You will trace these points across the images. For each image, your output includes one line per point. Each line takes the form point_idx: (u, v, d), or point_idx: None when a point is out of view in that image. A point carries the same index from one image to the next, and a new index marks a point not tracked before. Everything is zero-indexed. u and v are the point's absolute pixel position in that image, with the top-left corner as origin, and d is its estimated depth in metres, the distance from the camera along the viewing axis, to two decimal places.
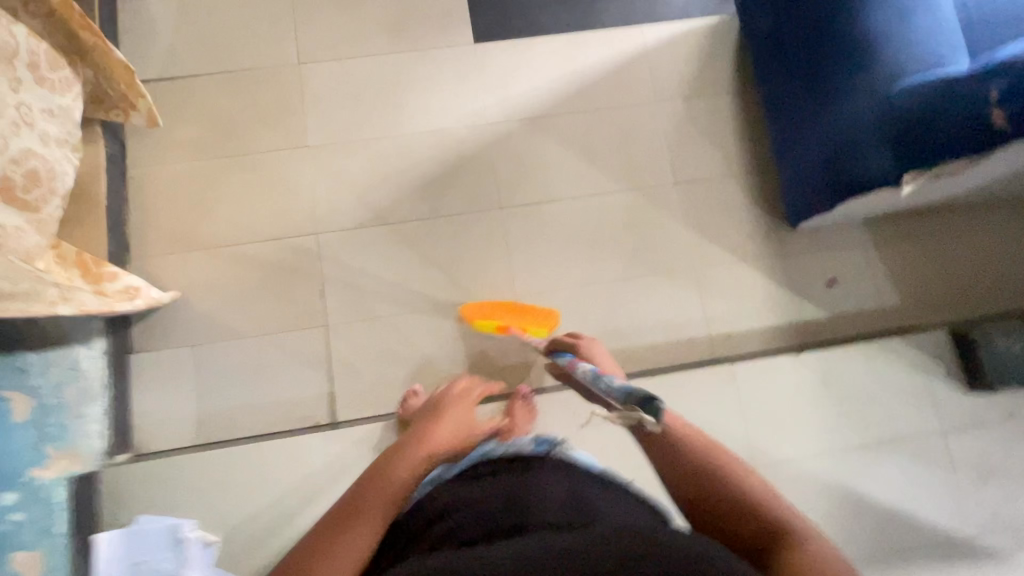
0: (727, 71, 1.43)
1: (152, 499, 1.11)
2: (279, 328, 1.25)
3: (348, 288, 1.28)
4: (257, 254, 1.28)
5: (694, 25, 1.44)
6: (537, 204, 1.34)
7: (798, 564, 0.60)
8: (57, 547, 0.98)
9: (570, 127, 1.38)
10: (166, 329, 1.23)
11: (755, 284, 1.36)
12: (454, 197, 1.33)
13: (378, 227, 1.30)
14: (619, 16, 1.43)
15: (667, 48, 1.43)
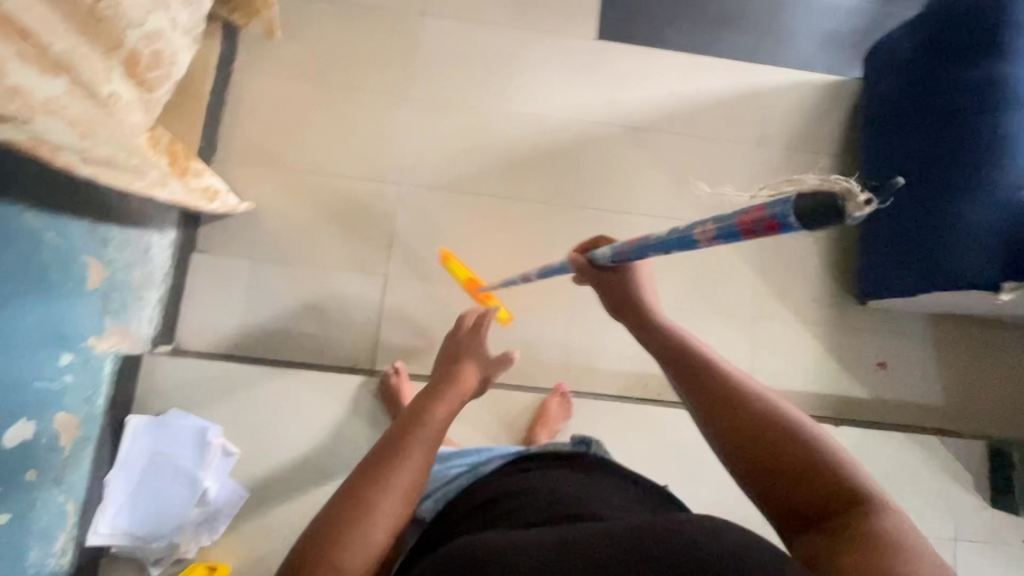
0: (833, 132, 1.42)
1: (183, 396, 1.12)
2: (340, 265, 1.26)
3: (417, 245, 1.28)
4: (339, 189, 1.29)
5: (817, 79, 1.43)
6: (619, 213, 1.34)
7: (877, 532, 0.53)
8: (91, 418, 0.97)
9: (669, 145, 1.37)
10: (232, 237, 1.24)
11: (809, 347, 1.35)
12: (539, 183, 1.32)
13: (459, 193, 1.30)
14: (742, 50, 1.42)
15: (780, 94, 1.41)
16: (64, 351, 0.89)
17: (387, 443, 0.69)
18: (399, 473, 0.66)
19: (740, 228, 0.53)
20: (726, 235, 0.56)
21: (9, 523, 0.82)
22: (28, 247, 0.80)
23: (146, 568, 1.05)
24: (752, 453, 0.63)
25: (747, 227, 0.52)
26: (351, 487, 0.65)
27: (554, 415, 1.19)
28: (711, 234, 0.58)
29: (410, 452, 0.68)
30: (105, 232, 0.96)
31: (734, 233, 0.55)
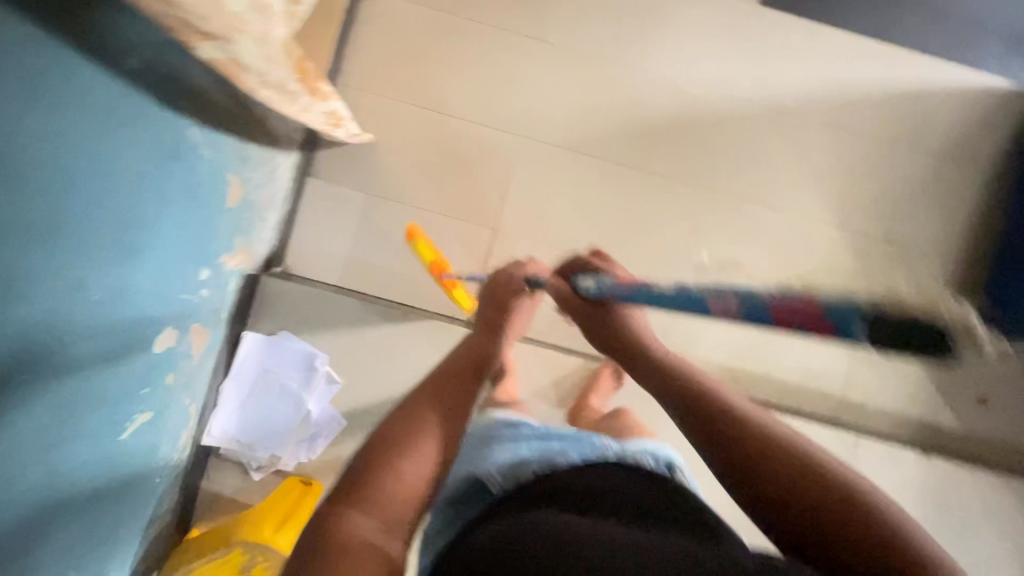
0: (995, 146, 1.30)
1: (293, 320, 1.15)
2: (453, 211, 1.24)
3: (531, 204, 1.25)
4: (460, 133, 1.24)
5: (987, 87, 1.29)
6: (742, 201, 1.29)
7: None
8: (217, 329, 1.00)
9: (808, 136, 1.30)
10: (348, 167, 1.22)
11: (911, 370, 1.30)
12: (666, 158, 1.28)
13: (583, 155, 1.26)
14: (912, 41, 1.30)
15: (944, 96, 1.30)
16: (203, 268, 0.91)
17: (420, 393, 0.73)
18: (430, 422, 0.69)
19: (774, 314, 0.45)
20: (752, 317, 0.47)
21: (152, 418, 0.88)
22: (190, 160, 0.79)
23: (248, 474, 1.11)
24: (758, 484, 0.60)
25: (787, 319, 0.43)
26: (387, 428, 0.67)
27: (604, 390, 1.17)
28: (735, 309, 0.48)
29: (442, 402, 0.72)
30: (249, 150, 0.94)
31: (761, 315, 0.46)
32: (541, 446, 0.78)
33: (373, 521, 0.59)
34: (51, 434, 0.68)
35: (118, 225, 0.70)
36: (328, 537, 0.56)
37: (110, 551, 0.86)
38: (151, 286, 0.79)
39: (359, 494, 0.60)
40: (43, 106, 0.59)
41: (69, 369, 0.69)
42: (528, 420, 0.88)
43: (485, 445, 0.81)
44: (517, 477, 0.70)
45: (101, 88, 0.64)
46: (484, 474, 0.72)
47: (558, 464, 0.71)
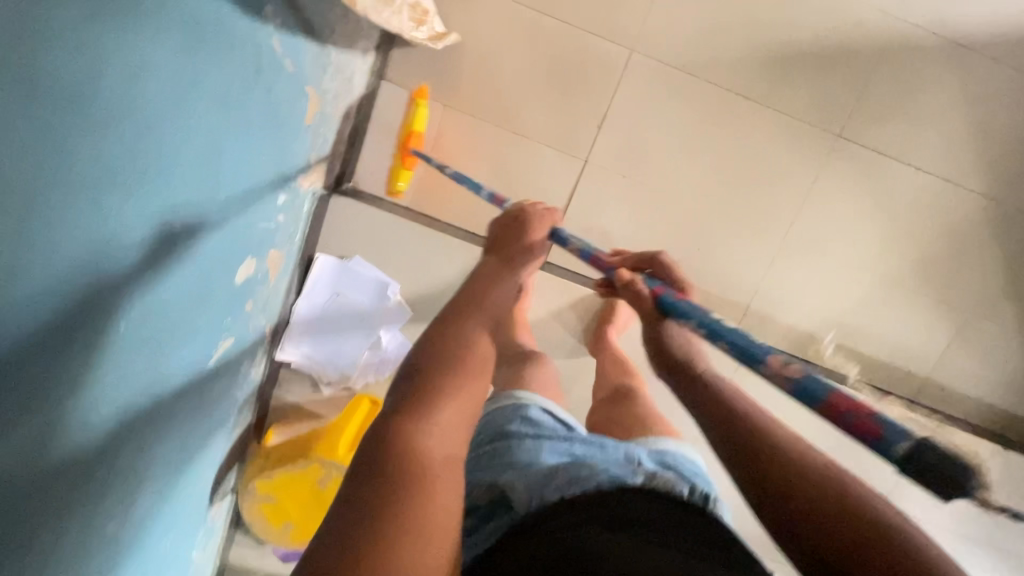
0: None
1: (362, 241, 1.09)
2: (541, 135, 1.10)
3: (631, 136, 1.10)
4: (560, 43, 1.06)
5: None
6: (878, 155, 1.11)
7: None
8: (291, 254, 0.96)
9: (977, 82, 1.09)
10: (428, 71, 1.07)
11: (1013, 362, 1.20)
12: (801, 94, 1.08)
13: (702, 81, 1.08)
14: None
15: None
16: (281, 192, 0.84)
17: (449, 318, 0.62)
18: (468, 358, 0.58)
19: (830, 402, 0.47)
20: (808, 396, 0.49)
21: (232, 343, 0.88)
22: (272, 79, 0.68)
23: (318, 389, 1.13)
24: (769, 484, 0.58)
25: (835, 410, 0.46)
26: (420, 356, 0.58)
27: (624, 316, 1.08)
28: (790, 380, 0.50)
29: (475, 333, 0.61)
30: (329, 58, 0.81)
31: (815, 398, 0.48)
32: (564, 453, 0.67)
33: (436, 450, 0.51)
34: (145, 372, 0.66)
35: (201, 157, 0.61)
36: (382, 464, 0.49)
37: (197, 459, 0.91)
38: (232, 218, 0.73)
39: (405, 426, 0.51)
40: (143, 23, 0.46)
41: (162, 308, 0.65)
42: (550, 416, 0.76)
43: (500, 447, 0.69)
44: (542, 493, 0.58)
45: (194, 2, 0.51)
46: (504, 481, 0.62)
47: (588, 478, 0.58)
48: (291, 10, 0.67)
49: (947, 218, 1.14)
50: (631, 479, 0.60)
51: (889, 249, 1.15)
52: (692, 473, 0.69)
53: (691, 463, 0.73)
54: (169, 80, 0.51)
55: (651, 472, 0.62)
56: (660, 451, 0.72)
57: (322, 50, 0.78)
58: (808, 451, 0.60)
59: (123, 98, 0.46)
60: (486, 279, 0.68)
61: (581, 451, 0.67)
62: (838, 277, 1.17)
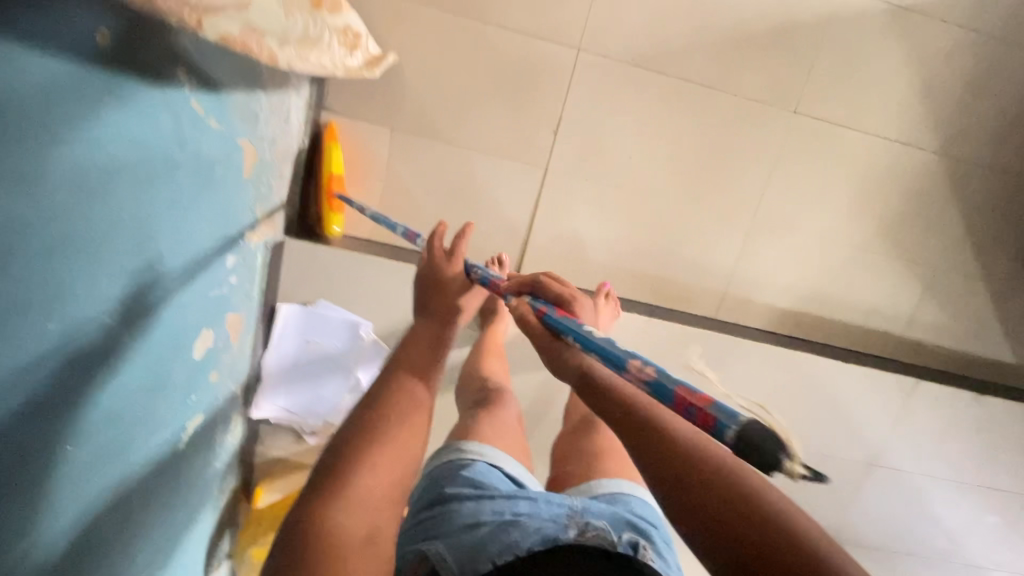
0: None
1: (322, 282, 1.03)
2: (495, 146, 1.06)
3: (590, 136, 1.07)
4: (505, 49, 1.01)
5: None
6: (833, 125, 1.11)
7: None
8: (251, 311, 0.90)
9: (922, 42, 1.09)
10: (368, 96, 1.01)
11: (979, 307, 1.24)
12: (752, 73, 1.07)
13: (652, 73, 1.05)
14: None
15: None
16: (228, 253, 0.77)
17: (386, 384, 0.62)
18: (402, 404, 0.60)
19: (676, 399, 0.47)
20: (658, 390, 0.49)
21: (202, 419, 0.83)
22: (200, 145, 0.62)
23: (303, 439, 1.08)
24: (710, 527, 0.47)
25: (681, 404, 0.46)
26: (351, 430, 0.57)
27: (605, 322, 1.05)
28: (642, 380, 0.50)
29: (406, 382, 0.62)
30: (259, 102, 0.75)
31: (666, 395, 0.48)
32: (508, 510, 0.70)
33: (355, 531, 0.50)
34: (103, 480, 0.60)
35: (135, 249, 0.55)
36: (295, 551, 0.47)
37: (182, 542, 0.86)
38: (185, 298, 0.68)
39: (325, 498, 0.50)
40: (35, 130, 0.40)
41: (116, 413, 0.59)
42: (497, 472, 0.78)
43: (441, 510, 0.72)
44: (474, 564, 0.63)
45: (96, 89, 0.45)
46: (433, 551, 0.65)
47: (520, 544, 0.64)
48: (210, 65, 0.61)
49: (908, 177, 1.15)
50: (563, 536, 0.66)
51: (856, 216, 1.16)
52: (638, 524, 0.74)
53: (645, 510, 0.79)
54: (82, 182, 0.45)
55: (580, 525, 0.68)
56: (611, 495, 0.80)
57: (250, 96, 0.72)
58: (717, 455, 0.46)
59: (23, 218, 0.40)
60: (426, 340, 0.68)
61: (526, 510, 0.71)
62: (806, 250, 1.17)
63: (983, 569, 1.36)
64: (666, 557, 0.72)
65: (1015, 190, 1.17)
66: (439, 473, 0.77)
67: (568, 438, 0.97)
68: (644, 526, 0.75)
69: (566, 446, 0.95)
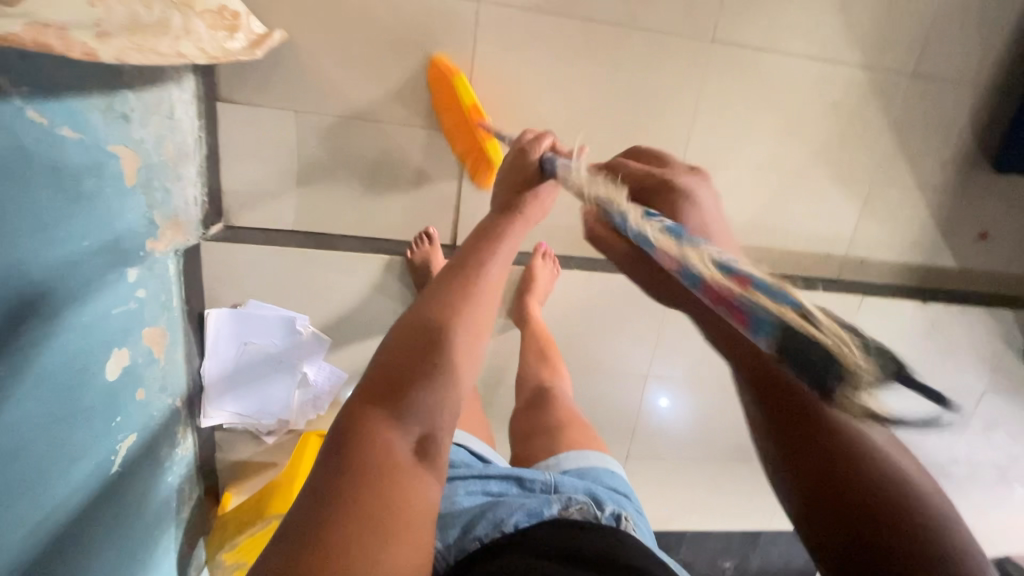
0: None
1: (249, 282, 0.99)
2: (406, 117, 1.01)
3: (505, 94, 1.03)
4: (399, 10, 0.95)
5: None
6: (754, 50, 1.08)
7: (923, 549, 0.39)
8: (174, 322, 0.88)
9: None
10: (263, 78, 0.95)
11: (918, 218, 1.24)
12: (664, 6, 1.02)
13: (560, 19, 1.00)
14: None
15: None
16: (127, 268, 0.74)
17: (354, 436, 0.43)
18: (374, 463, 0.42)
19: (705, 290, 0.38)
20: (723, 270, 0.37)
21: (138, 438, 0.81)
22: (53, 157, 0.58)
23: (260, 439, 1.07)
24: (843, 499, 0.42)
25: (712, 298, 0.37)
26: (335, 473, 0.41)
27: (544, 284, 1.05)
28: (673, 265, 0.42)
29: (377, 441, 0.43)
30: (128, 105, 0.71)
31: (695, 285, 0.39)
32: (481, 490, 0.64)
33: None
34: (20, 515, 0.59)
35: None
36: None
37: (143, 557, 0.87)
38: (78, 319, 0.65)
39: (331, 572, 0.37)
40: None
41: (17, 447, 0.58)
42: (463, 451, 0.74)
43: None
44: (463, 542, 0.56)
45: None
46: None
47: (507, 519, 0.56)
48: (47, 72, 0.56)
49: (835, 97, 1.13)
50: (549, 509, 0.57)
51: (786, 142, 1.15)
52: (613, 496, 0.66)
53: (613, 480, 0.71)
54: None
55: (563, 498, 0.60)
56: (577, 469, 0.72)
57: (112, 101, 0.67)
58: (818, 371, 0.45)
59: None
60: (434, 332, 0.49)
61: (499, 489, 0.65)
62: (741, 184, 1.16)
63: (939, 466, 1.43)
64: (644, 529, 0.63)
65: (942, 94, 1.15)
66: None
67: (524, 418, 0.90)
68: (630, 500, 0.68)
69: (529, 421, 0.88)
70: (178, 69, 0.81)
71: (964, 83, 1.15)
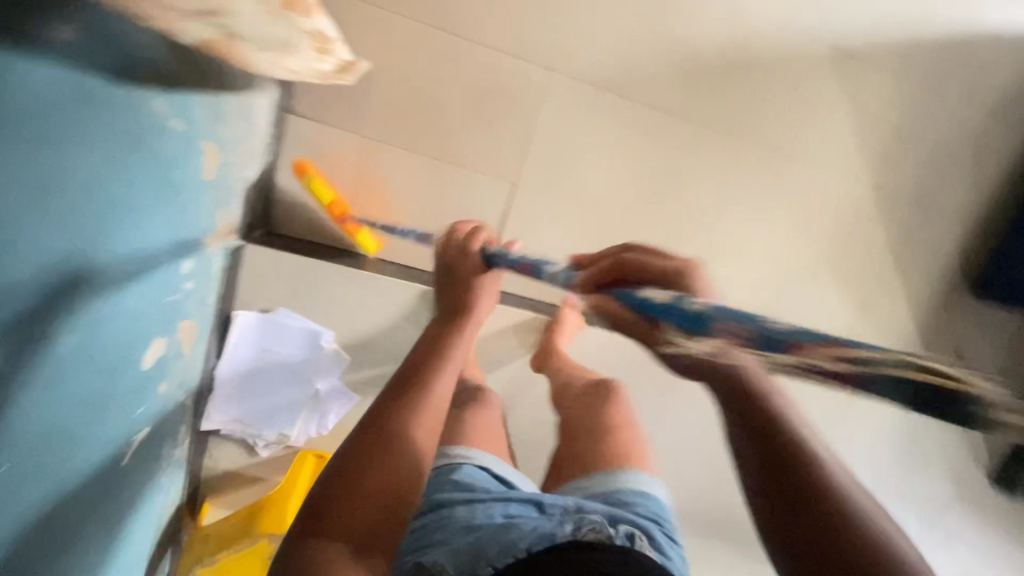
0: None
1: (284, 290, 0.99)
2: (464, 159, 1.07)
3: (558, 155, 1.10)
4: (478, 65, 1.03)
5: None
6: (783, 156, 1.19)
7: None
8: (206, 319, 0.87)
9: (866, 85, 1.18)
10: (339, 101, 1.00)
11: (906, 330, 1.34)
12: (712, 104, 1.13)
13: (619, 99, 1.10)
14: None
15: (1005, 49, 1.21)
16: (184, 259, 0.74)
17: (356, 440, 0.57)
18: (360, 452, 0.55)
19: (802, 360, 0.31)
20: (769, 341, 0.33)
21: (148, 432, 0.78)
22: (160, 145, 0.60)
23: (256, 450, 1.04)
24: (833, 559, 0.43)
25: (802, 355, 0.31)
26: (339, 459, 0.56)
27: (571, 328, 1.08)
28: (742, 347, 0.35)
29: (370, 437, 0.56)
30: (224, 106, 0.73)
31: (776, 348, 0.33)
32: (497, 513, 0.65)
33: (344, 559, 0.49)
34: (37, 502, 0.55)
35: (80, 250, 0.51)
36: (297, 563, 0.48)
37: (121, 564, 0.81)
38: (136, 302, 0.64)
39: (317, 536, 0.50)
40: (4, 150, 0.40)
41: (53, 424, 0.55)
42: (485, 473, 0.75)
43: (432, 514, 0.66)
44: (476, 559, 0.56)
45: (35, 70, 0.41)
46: (430, 558, 0.58)
47: (520, 544, 0.57)
48: (176, 66, 0.58)
49: (845, 208, 1.24)
50: (561, 532, 0.58)
51: (799, 241, 1.24)
52: (642, 522, 0.66)
53: (653, 506, 0.71)
54: (14, 172, 0.41)
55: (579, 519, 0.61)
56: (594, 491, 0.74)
57: (215, 100, 0.70)
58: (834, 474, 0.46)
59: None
60: (382, 436, 0.57)
61: (518, 511, 0.66)
62: (757, 272, 1.24)
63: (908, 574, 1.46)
64: (670, 555, 0.65)
65: (937, 223, 1.29)
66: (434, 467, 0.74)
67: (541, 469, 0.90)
68: (666, 527, 0.69)
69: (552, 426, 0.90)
70: (269, 80, 0.85)
71: (957, 217, 1.29)
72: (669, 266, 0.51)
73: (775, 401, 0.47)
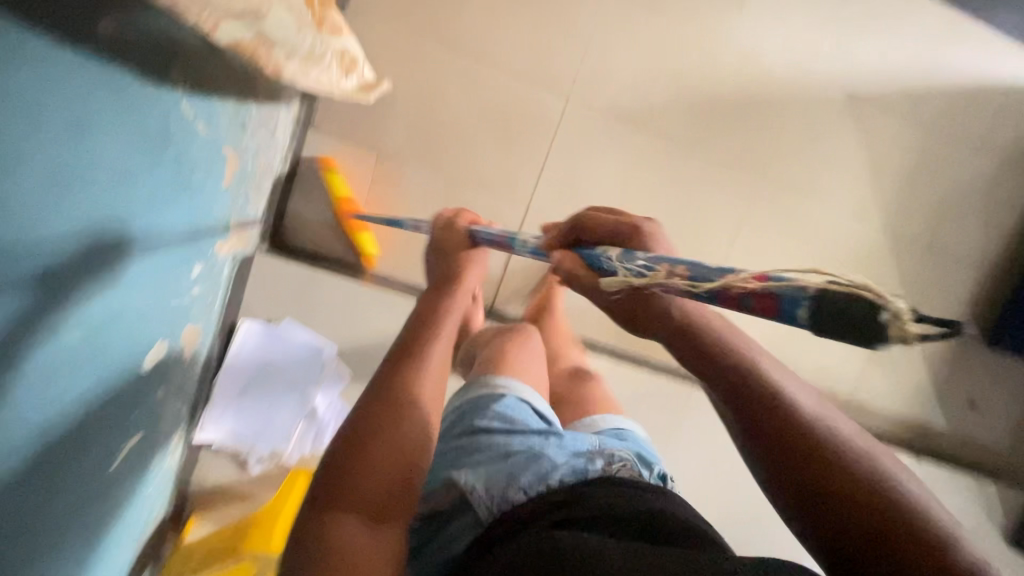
0: None
1: (291, 300, 1.00)
2: (477, 182, 1.07)
3: (570, 183, 1.11)
4: (495, 92, 1.05)
5: None
6: (794, 194, 1.19)
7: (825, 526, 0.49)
8: (209, 326, 0.86)
9: (877, 130, 1.19)
10: (358, 119, 1.01)
11: (917, 376, 1.31)
12: (724, 141, 1.15)
13: (633, 131, 1.11)
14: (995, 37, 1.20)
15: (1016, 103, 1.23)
16: (194, 263, 0.73)
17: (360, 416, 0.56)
18: (364, 430, 0.54)
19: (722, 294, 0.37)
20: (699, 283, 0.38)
21: (141, 439, 0.76)
22: (183, 146, 0.60)
23: (247, 467, 1.01)
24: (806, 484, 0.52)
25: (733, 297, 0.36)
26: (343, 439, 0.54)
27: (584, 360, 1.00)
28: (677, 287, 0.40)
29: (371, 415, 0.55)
30: (248, 115, 0.74)
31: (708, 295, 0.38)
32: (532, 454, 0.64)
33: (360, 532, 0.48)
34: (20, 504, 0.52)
35: (97, 244, 0.50)
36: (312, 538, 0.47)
37: None
38: (144, 303, 0.63)
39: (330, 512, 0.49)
40: (41, 134, 0.40)
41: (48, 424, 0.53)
42: (526, 407, 0.70)
43: (462, 445, 0.65)
44: (509, 494, 0.58)
45: (66, 63, 0.41)
46: (461, 478, 0.59)
47: (552, 475, 0.59)
48: (202, 71, 0.59)
49: (857, 249, 1.24)
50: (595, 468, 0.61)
51: None
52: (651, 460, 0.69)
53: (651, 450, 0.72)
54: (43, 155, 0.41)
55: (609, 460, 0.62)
56: (616, 430, 0.73)
57: (239, 108, 0.71)
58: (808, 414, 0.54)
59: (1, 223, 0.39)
60: (384, 412, 0.56)
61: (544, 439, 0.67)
62: None
63: None
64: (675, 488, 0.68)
65: (949, 269, 1.27)
66: (469, 398, 0.71)
67: None
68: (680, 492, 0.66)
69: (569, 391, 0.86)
70: (292, 94, 0.86)
71: (968, 265, 1.28)
72: (619, 223, 0.55)
73: (742, 352, 0.56)
